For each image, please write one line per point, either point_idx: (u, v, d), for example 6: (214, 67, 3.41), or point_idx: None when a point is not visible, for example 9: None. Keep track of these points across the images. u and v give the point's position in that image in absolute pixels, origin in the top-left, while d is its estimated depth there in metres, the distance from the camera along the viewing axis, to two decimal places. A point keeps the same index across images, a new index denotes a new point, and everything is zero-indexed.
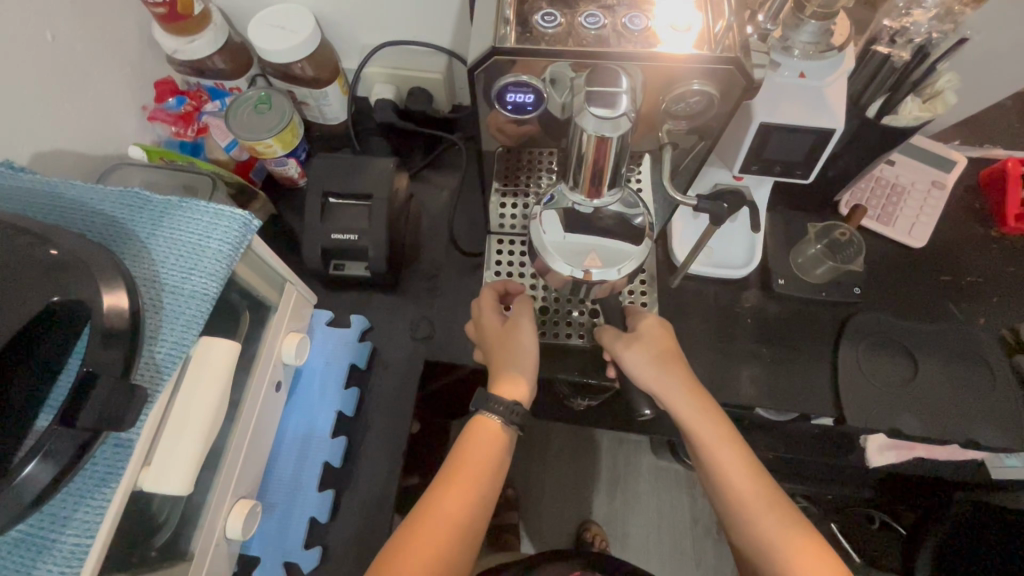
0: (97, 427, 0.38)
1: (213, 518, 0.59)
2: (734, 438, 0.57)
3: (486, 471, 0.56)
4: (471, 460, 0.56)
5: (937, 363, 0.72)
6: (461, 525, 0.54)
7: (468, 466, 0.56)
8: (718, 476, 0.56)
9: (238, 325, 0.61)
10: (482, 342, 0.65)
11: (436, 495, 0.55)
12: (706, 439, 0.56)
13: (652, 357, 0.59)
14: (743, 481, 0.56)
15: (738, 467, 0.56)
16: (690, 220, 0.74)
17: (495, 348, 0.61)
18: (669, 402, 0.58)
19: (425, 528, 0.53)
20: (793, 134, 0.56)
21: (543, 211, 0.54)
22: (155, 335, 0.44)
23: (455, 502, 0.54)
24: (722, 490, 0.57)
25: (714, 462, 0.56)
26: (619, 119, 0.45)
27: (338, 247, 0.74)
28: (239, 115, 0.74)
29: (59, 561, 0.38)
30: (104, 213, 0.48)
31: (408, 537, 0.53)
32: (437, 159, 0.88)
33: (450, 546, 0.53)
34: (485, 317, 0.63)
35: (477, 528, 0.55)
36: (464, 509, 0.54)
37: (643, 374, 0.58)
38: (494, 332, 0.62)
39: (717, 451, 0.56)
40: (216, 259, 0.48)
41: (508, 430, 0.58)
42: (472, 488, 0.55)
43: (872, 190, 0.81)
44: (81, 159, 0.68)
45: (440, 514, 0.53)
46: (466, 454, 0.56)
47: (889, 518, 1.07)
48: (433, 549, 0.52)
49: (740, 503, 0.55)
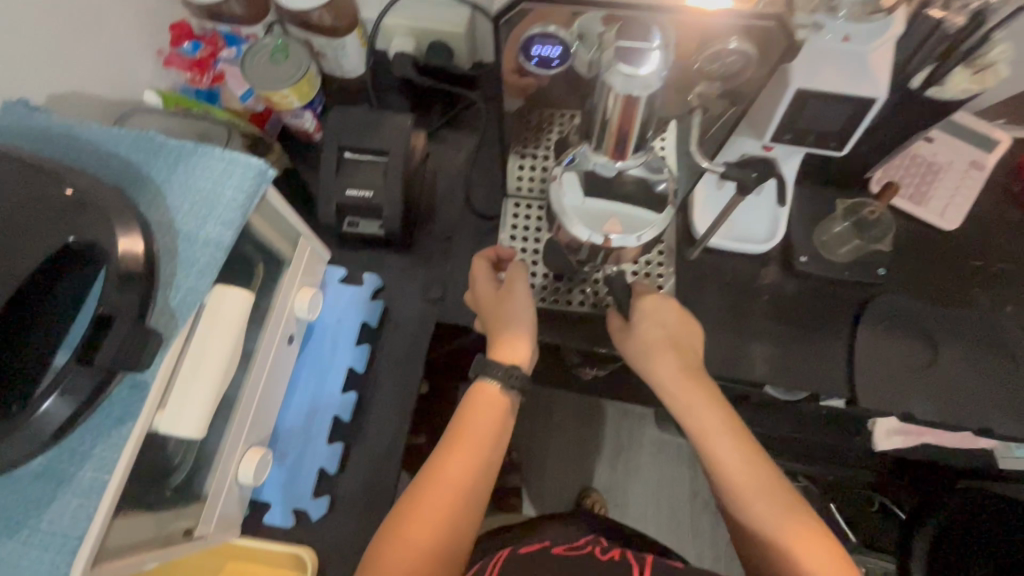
0: (114, 367, 0.39)
1: (226, 463, 0.60)
2: (734, 432, 0.56)
3: (488, 438, 0.56)
4: (473, 428, 0.56)
5: (958, 350, 0.70)
6: (462, 492, 0.54)
7: (469, 432, 0.56)
8: (717, 468, 0.56)
9: (253, 277, 0.61)
10: (479, 312, 0.65)
11: (437, 462, 0.55)
12: (703, 433, 0.56)
13: (655, 344, 0.58)
14: (745, 472, 0.55)
15: (737, 462, 0.55)
16: (714, 189, 0.72)
17: (491, 317, 0.61)
18: (666, 392, 0.58)
19: (426, 501, 0.53)
20: (831, 102, 0.53)
21: (563, 172, 0.52)
22: (171, 282, 0.44)
23: (456, 471, 0.54)
24: (721, 486, 0.56)
25: (714, 456, 0.56)
26: (649, 77, 0.42)
27: (352, 204, 0.72)
28: (256, 63, 0.72)
29: (78, 494, 0.39)
30: (121, 156, 0.48)
31: (408, 510, 0.53)
32: (455, 118, 0.86)
33: (450, 522, 0.53)
34: (480, 288, 0.64)
35: (477, 498, 0.55)
36: (466, 478, 0.54)
37: (643, 360, 0.59)
38: (490, 300, 0.62)
39: (716, 444, 0.56)
40: (231, 208, 0.47)
41: (508, 395, 0.58)
42: (473, 456, 0.55)
43: (907, 167, 0.77)
44: (97, 103, 0.67)
45: (440, 480, 0.54)
46: (467, 422, 0.56)
47: (891, 502, 1.07)
48: (433, 521, 0.52)
49: (740, 500, 0.54)
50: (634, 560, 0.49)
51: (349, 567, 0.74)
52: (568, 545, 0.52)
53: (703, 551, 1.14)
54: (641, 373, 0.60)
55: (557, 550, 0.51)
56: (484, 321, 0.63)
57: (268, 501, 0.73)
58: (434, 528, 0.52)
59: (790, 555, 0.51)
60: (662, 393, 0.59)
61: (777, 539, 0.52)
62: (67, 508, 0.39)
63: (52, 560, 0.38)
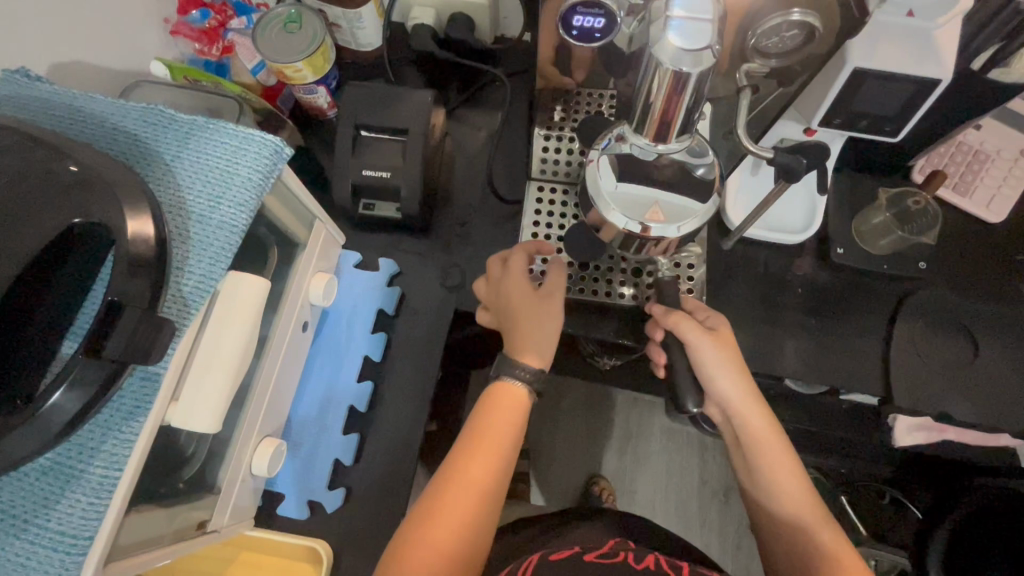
0: (125, 359, 0.36)
1: (239, 454, 0.58)
2: (785, 447, 0.56)
3: (507, 435, 0.54)
4: (493, 430, 0.54)
5: (1000, 347, 0.67)
6: (484, 493, 0.52)
7: (490, 429, 0.54)
8: (770, 483, 0.55)
9: (267, 261, 0.58)
10: (499, 306, 0.59)
11: (460, 458, 0.53)
12: (761, 448, 0.56)
13: (728, 361, 0.56)
14: (798, 491, 0.55)
15: (792, 480, 0.55)
16: (750, 177, 0.68)
17: (519, 318, 0.56)
18: (729, 407, 0.57)
19: (447, 499, 0.51)
20: (890, 84, 0.49)
21: (599, 156, 0.49)
22: (183, 265, 0.42)
23: (479, 472, 0.52)
24: (775, 502, 0.55)
25: (768, 472, 0.55)
26: (701, 52, 0.38)
27: (369, 185, 0.69)
28: (268, 33, 0.68)
29: (88, 492, 0.37)
30: (126, 130, 0.44)
31: (427, 509, 0.51)
32: (475, 96, 0.82)
33: (472, 524, 0.50)
34: (509, 284, 0.57)
35: (495, 500, 0.53)
36: (489, 480, 0.52)
37: (715, 374, 0.56)
38: (523, 300, 0.56)
39: (774, 461, 0.55)
40: (245, 187, 0.45)
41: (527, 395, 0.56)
42: (494, 453, 0.53)
43: (952, 155, 0.73)
44: (103, 74, 0.64)
45: (462, 477, 0.52)
46: (487, 421, 0.54)
47: (902, 496, 1.04)
48: (455, 522, 0.50)
49: (788, 516, 0.54)
50: (669, 567, 0.50)
51: (364, 559, 0.72)
52: (599, 551, 0.52)
53: (711, 540, 1.12)
54: (703, 385, 0.57)
55: (588, 557, 0.50)
56: (505, 318, 0.58)
57: (281, 492, 0.71)
58: (457, 530, 0.50)
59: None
60: (724, 407, 0.57)
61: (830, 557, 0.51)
62: (75, 507, 0.37)
63: (61, 562, 0.36)
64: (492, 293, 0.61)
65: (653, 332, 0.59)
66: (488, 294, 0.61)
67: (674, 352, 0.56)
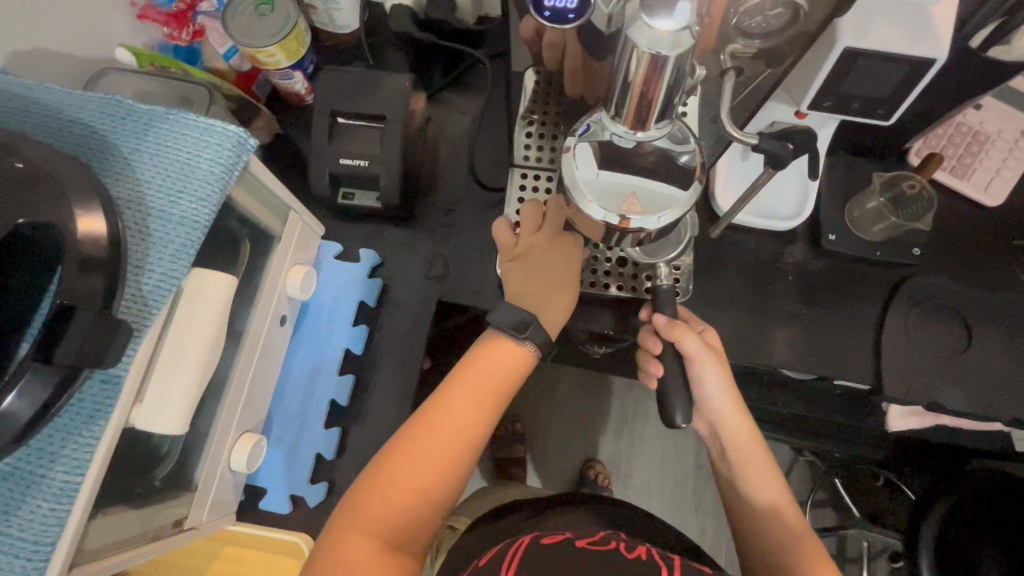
0: (78, 364, 0.35)
1: (217, 451, 0.57)
2: (769, 461, 0.56)
3: (499, 383, 0.52)
4: (483, 375, 0.52)
5: (996, 335, 0.65)
6: (466, 434, 0.50)
7: (482, 369, 0.52)
8: (748, 489, 0.56)
9: (239, 255, 0.57)
10: (540, 253, 0.57)
11: (449, 393, 0.51)
12: (747, 463, 0.56)
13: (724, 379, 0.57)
14: (777, 497, 0.55)
15: (774, 485, 0.55)
16: (739, 161, 0.66)
17: (563, 284, 0.56)
18: (719, 422, 0.58)
19: (433, 435, 0.49)
20: (880, 64, 0.47)
21: (576, 143, 0.46)
22: (142, 264, 0.40)
23: (465, 413, 0.50)
24: (755, 503, 0.55)
25: (747, 479, 0.56)
26: (678, 33, 0.35)
27: (347, 174, 0.67)
28: (238, 17, 0.65)
29: (49, 498, 0.36)
30: (81, 122, 0.42)
31: (412, 439, 0.49)
32: (458, 79, 0.80)
33: (453, 467, 0.49)
34: (565, 246, 0.57)
35: (476, 445, 0.51)
36: (479, 427, 0.51)
37: (716, 399, 0.57)
38: (571, 271, 0.57)
39: (754, 475, 0.56)
40: (207, 181, 0.43)
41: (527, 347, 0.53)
42: (482, 397, 0.51)
43: (949, 137, 0.71)
44: (69, 62, 0.62)
45: (446, 412, 0.50)
46: (472, 367, 0.52)
47: (895, 477, 1.04)
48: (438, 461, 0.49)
49: (769, 528, 0.53)
50: (661, 560, 0.45)
51: None
52: (591, 539, 0.48)
53: (705, 525, 1.13)
54: (701, 407, 0.59)
55: (580, 543, 0.47)
56: (542, 269, 0.57)
57: (264, 487, 0.71)
58: (438, 470, 0.48)
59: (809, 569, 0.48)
60: (716, 428, 0.58)
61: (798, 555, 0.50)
62: (37, 513, 0.36)
63: (23, 568, 0.35)
64: (535, 235, 0.58)
65: (651, 343, 0.57)
66: (530, 232, 0.58)
67: (670, 363, 0.55)
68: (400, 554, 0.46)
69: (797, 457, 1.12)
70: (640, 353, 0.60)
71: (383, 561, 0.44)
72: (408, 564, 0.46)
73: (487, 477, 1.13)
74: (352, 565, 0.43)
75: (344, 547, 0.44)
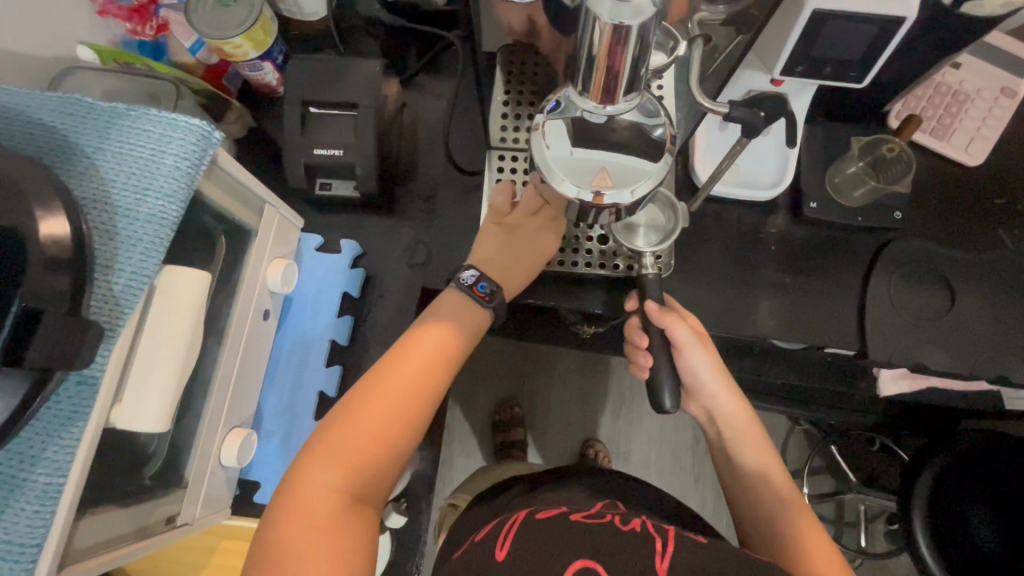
0: (48, 366, 0.35)
1: (206, 447, 0.58)
2: (763, 437, 0.57)
3: (454, 338, 0.54)
4: (436, 332, 0.53)
5: (980, 294, 0.65)
6: (424, 387, 0.51)
7: (436, 328, 0.54)
8: (743, 463, 0.56)
9: (215, 251, 0.56)
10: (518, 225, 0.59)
11: (404, 349, 0.52)
12: (743, 439, 0.57)
13: (714, 363, 0.58)
14: (773, 470, 0.55)
15: (769, 460, 0.56)
16: (717, 132, 0.66)
17: (531, 263, 0.59)
18: (715, 407, 0.58)
19: (391, 388, 0.49)
20: (850, 24, 0.46)
21: (547, 120, 0.45)
22: (111, 263, 0.40)
23: (421, 367, 0.51)
24: (752, 477, 0.55)
25: (742, 455, 0.56)
26: (641, 3, 0.35)
27: (323, 164, 0.67)
28: (201, 9, 0.64)
29: (33, 500, 0.37)
30: (41, 122, 0.41)
31: (369, 393, 0.49)
32: (433, 62, 0.79)
33: (414, 424, 0.50)
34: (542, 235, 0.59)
35: (434, 402, 0.52)
36: (440, 383, 0.52)
37: (707, 380, 0.57)
38: (543, 258, 0.60)
39: (747, 448, 0.56)
40: (173, 177, 0.43)
41: (480, 308, 0.57)
42: (436, 353, 0.52)
43: (930, 97, 0.70)
44: (32, 63, 0.61)
45: (401, 367, 0.51)
46: (430, 326, 0.54)
47: (891, 442, 1.05)
48: (399, 417, 0.49)
49: (764, 506, 0.53)
50: (655, 532, 0.44)
51: None
52: (586, 513, 0.48)
53: (705, 496, 1.14)
54: (698, 389, 0.58)
55: (576, 517, 0.47)
56: (516, 245, 0.59)
57: (259, 480, 0.72)
58: (400, 426, 0.49)
59: (804, 544, 0.49)
60: (712, 413, 0.58)
61: (791, 524, 0.50)
62: (22, 515, 0.37)
63: (11, 570, 0.36)
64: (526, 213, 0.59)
65: (637, 335, 0.57)
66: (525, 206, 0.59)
67: (659, 352, 0.55)
68: (362, 507, 0.46)
69: (793, 425, 1.13)
70: (629, 342, 0.59)
71: (347, 515, 0.44)
72: (369, 516, 0.47)
73: (486, 461, 1.13)
74: (315, 520, 0.43)
75: (308, 503, 0.44)
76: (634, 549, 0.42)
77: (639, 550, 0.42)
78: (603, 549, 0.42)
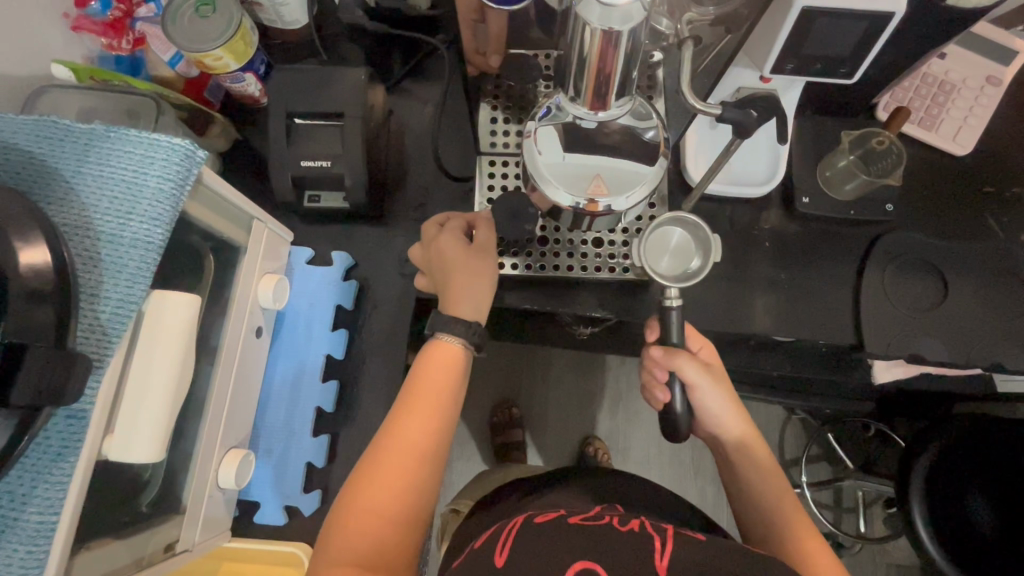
0: (36, 403, 0.34)
1: (203, 470, 0.57)
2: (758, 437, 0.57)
3: (448, 391, 0.51)
4: (427, 386, 0.50)
5: (971, 283, 0.66)
6: (424, 452, 0.48)
7: (427, 385, 0.50)
8: (741, 464, 0.57)
9: (203, 271, 0.55)
10: (432, 266, 0.56)
11: (398, 416, 0.49)
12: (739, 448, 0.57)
13: (731, 398, 0.57)
14: (769, 465, 0.56)
15: (766, 460, 0.56)
16: (708, 131, 0.66)
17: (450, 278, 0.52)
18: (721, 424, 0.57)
19: (392, 458, 0.47)
20: (839, 20, 0.46)
21: (538, 127, 0.44)
22: (96, 290, 0.39)
23: (416, 432, 0.48)
24: (750, 477, 0.56)
25: (745, 458, 0.57)
26: (630, 7, 0.34)
27: (310, 176, 0.65)
28: (178, 20, 0.62)
29: (23, 541, 0.36)
30: (16, 147, 0.40)
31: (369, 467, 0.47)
32: (418, 68, 0.78)
33: (422, 488, 0.47)
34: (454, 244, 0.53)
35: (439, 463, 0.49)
36: (440, 441, 0.49)
37: (724, 419, 0.57)
38: (455, 257, 0.52)
39: (749, 449, 0.57)
40: (157, 200, 0.41)
41: (462, 351, 0.52)
42: (432, 412, 0.49)
43: (916, 88, 0.70)
44: (6, 82, 0.59)
45: (399, 436, 0.48)
46: (424, 372, 0.51)
47: (887, 427, 1.06)
48: (402, 487, 0.46)
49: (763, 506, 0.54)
50: (654, 532, 0.44)
51: None
52: (585, 515, 0.48)
53: (705, 489, 1.14)
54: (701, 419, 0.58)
55: (572, 519, 0.46)
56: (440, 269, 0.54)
57: (258, 500, 0.71)
58: (406, 495, 0.46)
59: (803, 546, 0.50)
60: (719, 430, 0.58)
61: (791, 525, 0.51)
62: (13, 558, 0.35)
63: None
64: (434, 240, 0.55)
65: (655, 371, 0.56)
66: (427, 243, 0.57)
67: (676, 391, 0.54)
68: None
69: (790, 415, 1.14)
70: (643, 371, 0.58)
71: None
72: None
73: (486, 463, 1.13)
74: None
75: None
76: (634, 551, 0.41)
77: (636, 551, 0.41)
78: (603, 552, 0.41)
